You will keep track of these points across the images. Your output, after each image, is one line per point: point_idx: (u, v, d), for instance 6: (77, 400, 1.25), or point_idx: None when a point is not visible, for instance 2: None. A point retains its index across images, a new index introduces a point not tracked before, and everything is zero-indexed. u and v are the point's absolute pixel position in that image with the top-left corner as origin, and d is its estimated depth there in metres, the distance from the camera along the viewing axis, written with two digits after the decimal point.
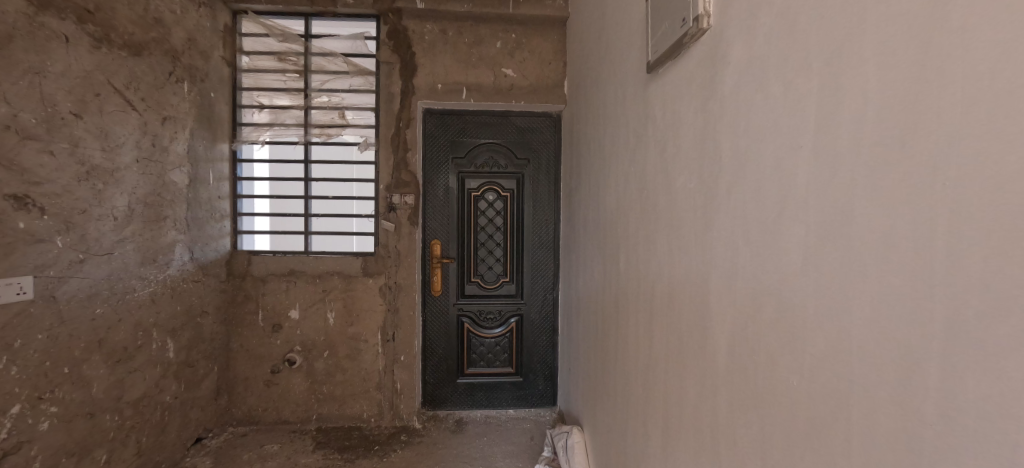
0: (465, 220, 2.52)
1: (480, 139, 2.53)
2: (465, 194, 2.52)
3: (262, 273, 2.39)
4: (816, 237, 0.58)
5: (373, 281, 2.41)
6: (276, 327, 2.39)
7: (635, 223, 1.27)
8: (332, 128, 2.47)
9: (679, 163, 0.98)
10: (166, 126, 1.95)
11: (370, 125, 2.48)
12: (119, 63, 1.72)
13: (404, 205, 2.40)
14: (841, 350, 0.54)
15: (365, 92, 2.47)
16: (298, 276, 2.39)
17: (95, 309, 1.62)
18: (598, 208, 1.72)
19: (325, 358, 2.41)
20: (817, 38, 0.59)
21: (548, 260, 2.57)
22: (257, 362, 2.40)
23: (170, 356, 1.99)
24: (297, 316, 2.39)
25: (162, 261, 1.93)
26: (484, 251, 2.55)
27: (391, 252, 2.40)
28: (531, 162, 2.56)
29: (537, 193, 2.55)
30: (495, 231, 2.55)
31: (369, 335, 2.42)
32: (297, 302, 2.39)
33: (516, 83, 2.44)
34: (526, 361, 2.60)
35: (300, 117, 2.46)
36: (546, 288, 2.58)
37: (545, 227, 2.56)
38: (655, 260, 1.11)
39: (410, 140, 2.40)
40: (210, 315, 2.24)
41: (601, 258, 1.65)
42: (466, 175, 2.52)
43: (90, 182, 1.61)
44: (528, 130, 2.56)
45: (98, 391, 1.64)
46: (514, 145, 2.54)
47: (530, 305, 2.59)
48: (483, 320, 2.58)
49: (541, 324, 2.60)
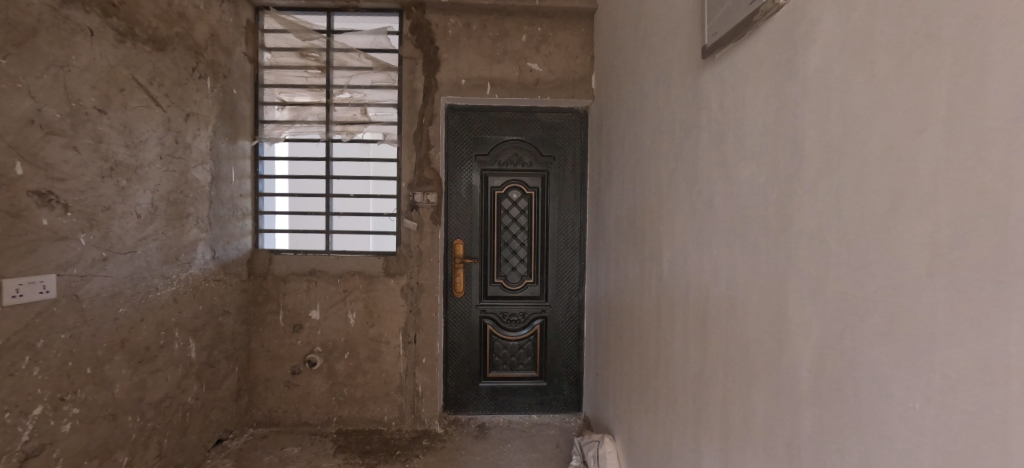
0: (488, 219, 2.45)
1: (505, 136, 2.46)
2: (488, 193, 2.45)
3: (283, 272, 2.36)
4: (951, 234, 0.49)
5: (395, 281, 2.35)
6: (297, 327, 2.36)
7: (683, 220, 1.18)
8: (354, 125, 2.42)
9: (741, 152, 0.90)
10: (190, 122, 1.92)
11: (392, 121, 2.42)
12: (143, 58, 1.69)
13: (427, 203, 2.33)
14: (995, 369, 0.45)
15: (386, 89, 2.41)
16: (319, 276, 2.35)
17: (117, 308, 1.59)
18: (634, 206, 1.62)
19: (346, 359, 2.37)
20: (947, 2, 0.50)
21: (573, 260, 2.48)
22: (278, 363, 2.37)
23: (191, 357, 1.96)
24: (318, 317, 2.36)
25: (184, 260, 1.90)
26: (507, 251, 2.47)
27: (413, 252, 2.34)
28: (555, 160, 2.48)
29: (561, 191, 2.47)
30: (519, 231, 2.47)
31: (390, 336, 2.36)
32: (318, 302, 2.36)
33: (542, 78, 2.36)
34: (550, 365, 2.51)
35: (322, 113, 2.41)
36: (571, 290, 2.49)
37: (568, 226, 2.48)
38: (709, 259, 1.03)
39: (433, 136, 2.34)
40: (232, 315, 2.22)
41: (638, 258, 1.57)
42: (489, 172, 2.45)
43: (114, 178, 1.57)
44: (552, 126, 2.48)
45: (120, 392, 1.61)
46: (538, 142, 2.47)
47: (554, 308, 2.50)
48: (504, 322, 2.49)
49: (566, 327, 2.50)
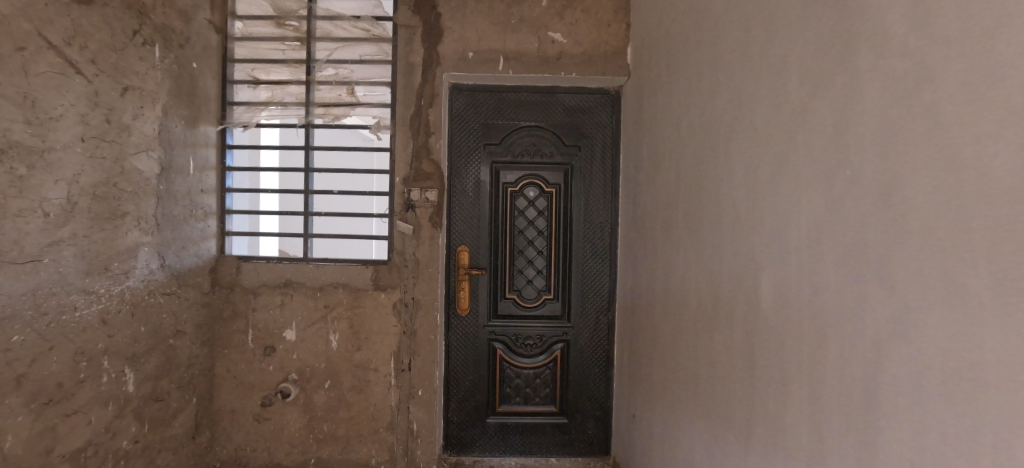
0: (499, 222, 2.03)
1: (521, 122, 2.04)
2: (500, 190, 2.03)
3: (253, 284, 1.97)
4: None
5: (386, 297, 1.94)
6: (268, 350, 1.97)
7: (814, 229, 0.75)
8: (338, 107, 2.00)
9: (1011, 98, 0.46)
10: (128, 98, 1.54)
11: (385, 104, 2.00)
12: (56, 10, 1.31)
13: (425, 202, 1.93)
14: None
15: (378, 64, 2.00)
16: (295, 289, 1.96)
17: (11, 336, 1.21)
18: (699, 206, 1.19)
19: (326, 389, 1.96)
20: None
21: (602, 272, 2.05)
22: (246, 392, 1.98)
23: (128, 390, 1.57)
24: (293, 338, 1.96)
25: (118, 271, 1.52)
26: (522, 261, 2.04)
27: (408, 261, 1.93)
28: (581, 151, 2.05)
29: (588, 188, 2.04)
30: (536, 236, 2.04)
31: (379, 363, 1.95)
32: (293, 320, 1.96)
33: (566, 51, 1.94)
34: (571, 399, 2.07)
35: (300, 93, 2.00)
36: (599, 308, 2.06)
37: (596, 231, 2.05)
38: (890, 293, 0.60)
39: (434, 121, 1.93)
40: (188, 336, 1.83)
41: (704, 277, 1.15)
42: (501, 166, 2.03)
43: (5, 164, 1.19)
44: (578, 110, 2.05)
45: (14, 446, 1.23)
46: (560, 129, 2.04)
47: (579, 330, 2.06)
48: (518, 347, 2.06)
49: (592, 353, 2.07)
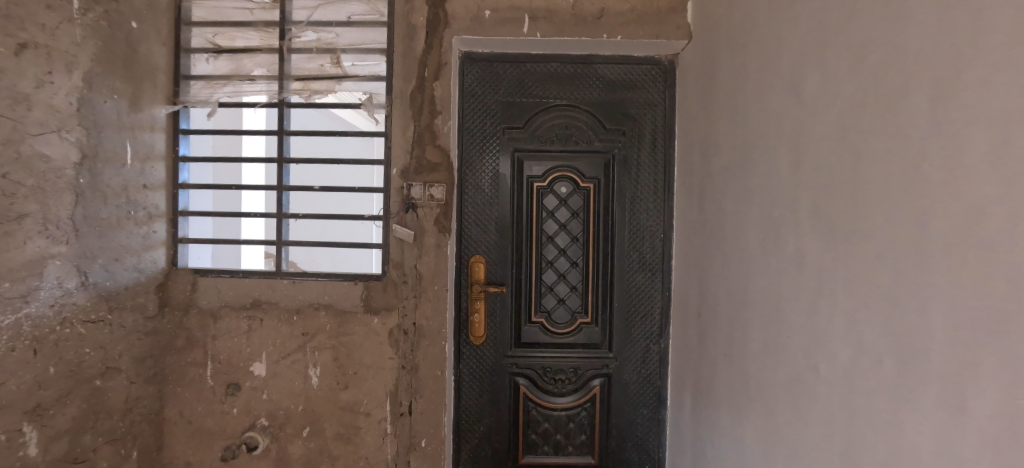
0: (523, 226, 1.61)
1: (549, 100, 1.62)
2: (524, 187, 1.61)
3: (212, 305, 1.56)
4: None
5: (380, 323, 1.52)
6: (232, 389, 1.56)
7: None
8: (319, 81, 1.56)
9: None
10: (27, 59, 1.13)
11: (378, 76, 1.56)
12: None
13: (430, 200, 1.51)
14: None
15: (370, 26, 1.56)
16: (264, 312, 1.54)
17: None
18: (854, 202, 0.77)
19: (304, 439, 1.55)
20: None
21: (651, 289, 1.63)
22: (203, 441, 1.56)
23: (29, 456, 1.15)
24: (263, 373, 1.55)
25: (11, 294, 1.10)
26: (552, 275, 1.62)
27: (408, 277, 1.51)
28: (626, 136, 1.63)
29: (634, 184, 1.63)
30: (569, 244, 1.62)
31: (372, 406, 1.53)
32: (263, 351, 1.54)
33: (610, 7, 1.51)
34: (613, 449, 1.65)
35: (272, 64, 1.57)
36: (648, 334, 1.64)
37: (644, 238, 1.63)
38: None
39: (441, 98, 1.52)
40: (123, 374, 1.42)
41: (871, 312, 0.73)
42: (525, 156, 1.62)
43: None
44: (621, 86, 1.63)
45: None
46: (600, 109, 1.62)
47: (623, 362, 1.64)
48: (547, 383, 1.64)
49: (639, 390, 1.64)
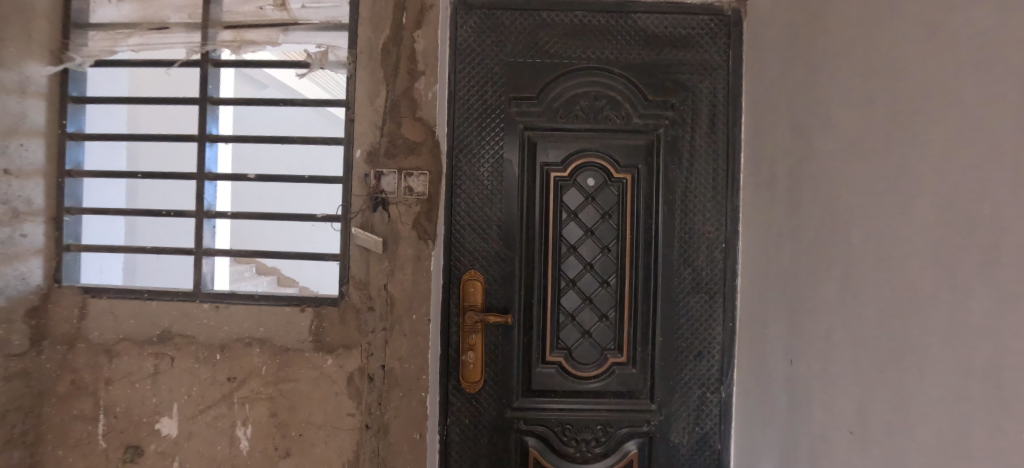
0: (536, 232, 1.18)
1: (574, 62, 1.20)
2: (538, 178, 1.18)
3: (106, 337, 1.13)
4: None
5: (335, 366, 1.09)
6: (131, 454, 1.12)
7: None
8: (257, 30, 1.13)
9: None
10: None
11: (338, 23, 1.13)
12: None
13: (407, 193, 1.10)
14: None
15: None
16: (176, 348, 1.11)
17: None
18: None
19: None
20: None
21: (709, 318, 1.21)
22: None
23: None
24: (173, 434, 1.11)
25: None
26: (574, 298, 1.19)
27: (376, 302, 1.09)
28: (675, 112, 1.21)
29: (685, 176, 1.21)
30: (599, 256, 1.20)
31: None
32: (174, 403, 1.11)
33: None
34: None
35: (195, 7, 1.14)
36: (705, 379, 1.21)
37: (698, 249, 1.21)
38: None
39: (425, 53, 1.12)
40: None
41: None
42: (539, 136, 1.19)
43: None
44: (669, 45, 1.21)
45: None
46: (641, 76, 1.21)
47: (670, 417, 1.21)
48: (569, 448, 1.19)
49: (691, 455, 1.21)
